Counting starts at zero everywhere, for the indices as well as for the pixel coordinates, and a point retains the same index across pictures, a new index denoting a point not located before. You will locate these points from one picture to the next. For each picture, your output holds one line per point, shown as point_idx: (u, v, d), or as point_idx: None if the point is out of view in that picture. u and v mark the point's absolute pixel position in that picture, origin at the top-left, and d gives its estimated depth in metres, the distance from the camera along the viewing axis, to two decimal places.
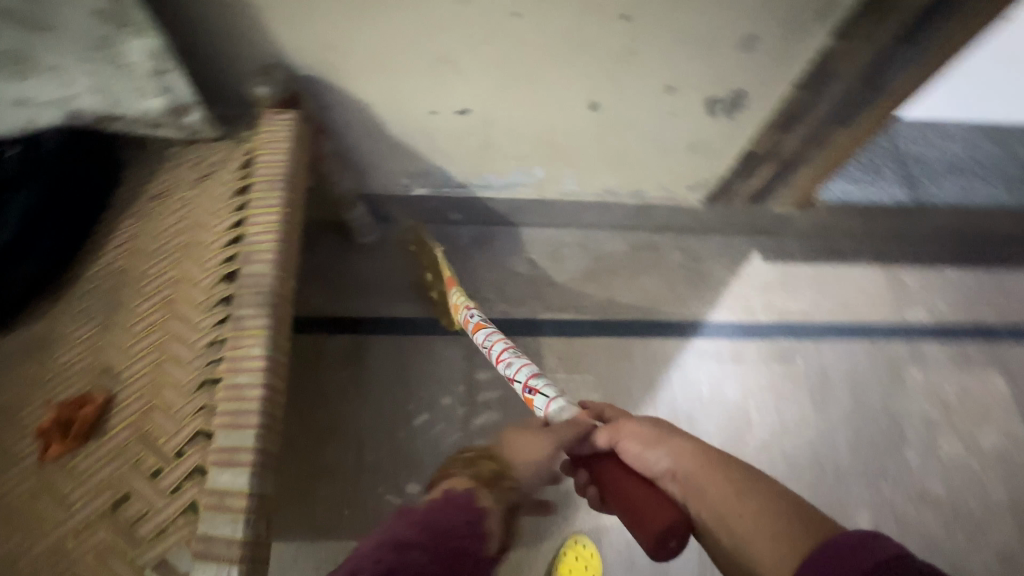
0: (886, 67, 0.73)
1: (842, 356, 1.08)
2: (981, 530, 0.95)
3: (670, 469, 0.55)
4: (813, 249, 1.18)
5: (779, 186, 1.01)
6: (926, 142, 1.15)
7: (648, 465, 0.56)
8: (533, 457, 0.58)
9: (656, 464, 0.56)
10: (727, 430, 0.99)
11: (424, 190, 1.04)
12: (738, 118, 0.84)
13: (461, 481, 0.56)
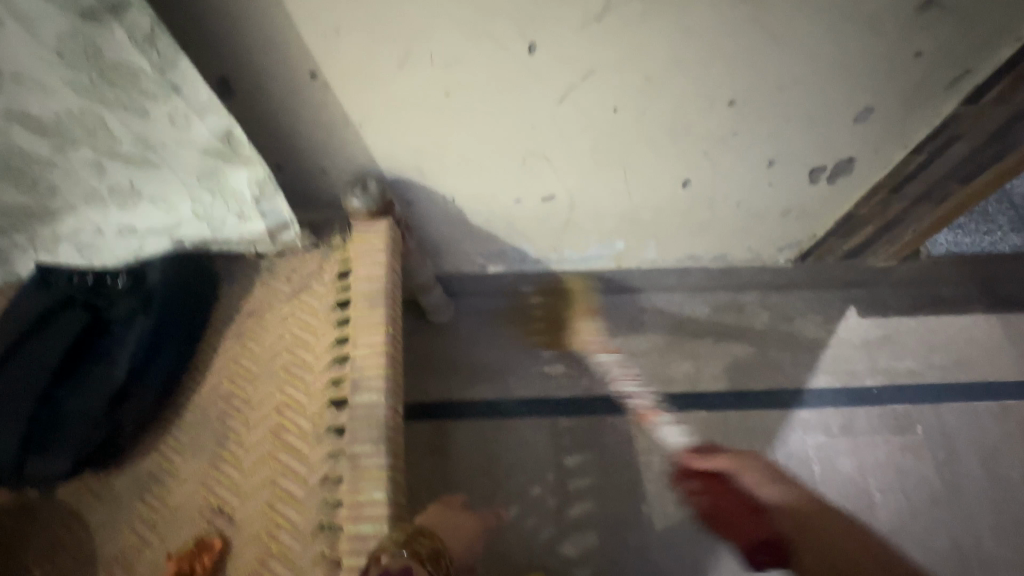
0: (1018, 127, 0.66)
1: (967, 421, 0.97)
2: None
3: (778, 503, 0.75)
4: (915, 300, 1.09)
5: (880, 242, 0.94)
6: None
7: (761, 494, 0.78)
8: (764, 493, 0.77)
9: (769, 496, 0.76)
10: (848, 515, 0.90)
11: (499, 268, 1.02)
12: (843, 184, 0.78)
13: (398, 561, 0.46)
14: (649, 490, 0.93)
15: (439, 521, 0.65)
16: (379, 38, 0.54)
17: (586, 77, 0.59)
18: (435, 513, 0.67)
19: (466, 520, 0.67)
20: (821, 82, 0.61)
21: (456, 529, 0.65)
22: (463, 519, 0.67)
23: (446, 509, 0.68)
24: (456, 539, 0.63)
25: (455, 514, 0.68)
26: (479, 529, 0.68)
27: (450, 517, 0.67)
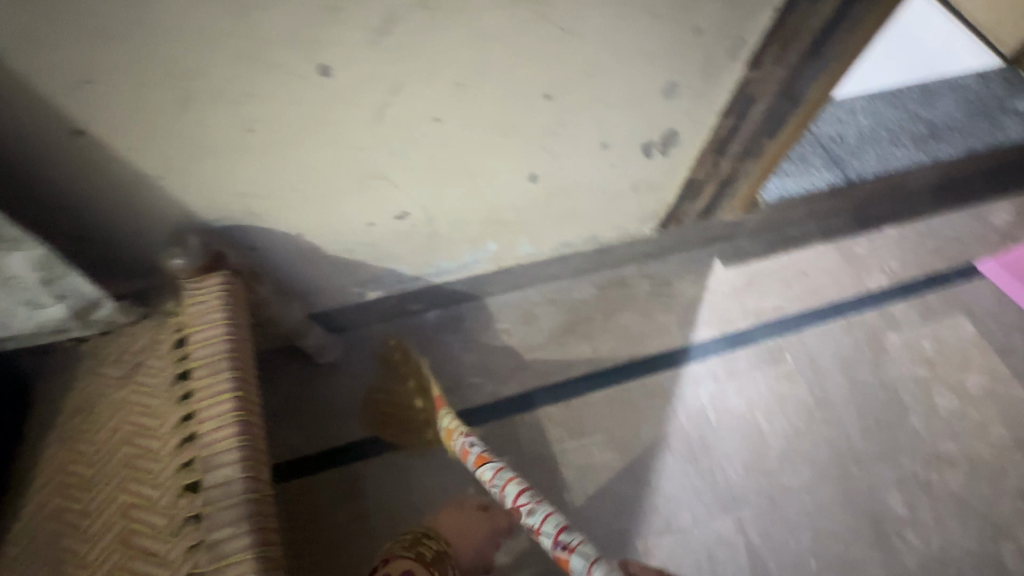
0: (799, 81, 0.74)
1: (825, 341, 1.10)
2: (999, 476, 0.97)
3: None
4: (767, 243, 1.21)
5: (724, 198, 1.02)
6: (838, 119, 1.18)
7: None
8: None
9: None
10: (743, 447, 0.98)
11: (379, 293, 0.98)
12: (675, 154, 0.84)
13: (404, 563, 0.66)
14: (569, 478, 0.94)
15: (453, 521, 0.79)
16: (147, 79, 0.49)
17: (396, 92, 0.57)
18: (449, 514, 0.80)
19: (479, 526, 0.80)
20: (625, 66, 0.64)
21: (463, 534, 0.78)
22: (479, 522, 0.80)
23: (464, 510, 0.81)
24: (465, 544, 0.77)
25: (471, 519, 0.80)
26: (491, 533, 0.80)
27: (464, 519, 0.80)
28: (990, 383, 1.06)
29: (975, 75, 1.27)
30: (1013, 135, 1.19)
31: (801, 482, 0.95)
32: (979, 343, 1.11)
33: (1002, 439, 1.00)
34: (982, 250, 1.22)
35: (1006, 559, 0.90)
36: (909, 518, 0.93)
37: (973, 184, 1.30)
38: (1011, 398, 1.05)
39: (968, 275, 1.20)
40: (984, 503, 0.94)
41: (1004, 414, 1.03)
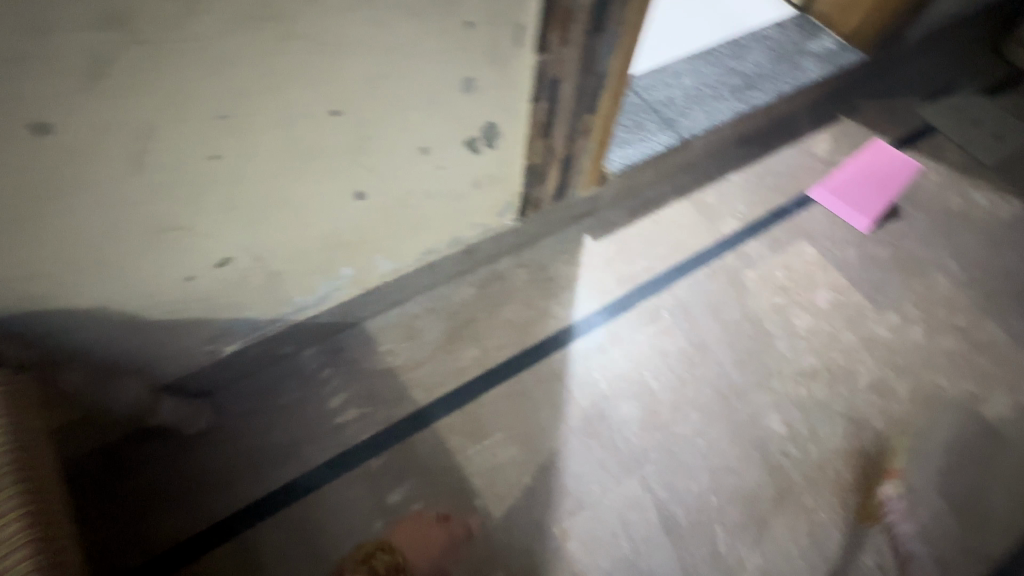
0: (595, 56, 0.77)
1: (693, 291, 1.17)
2: (853, 376, 1.09)
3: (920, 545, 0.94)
4: (628, 210, 1.27)
5: (571, 177, 1.06)
6: (664, 83, 1.25)
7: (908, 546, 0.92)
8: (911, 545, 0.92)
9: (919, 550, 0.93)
10: (636, 408, 1.03)
11: (237, 345, 0.92)
12: (503, 146, 0.85)
13: None
14: (478, 484, 0.94)
15: (409, 534, 0.83)
16: None
17: (149, 137, 0.53)
18: (404, 527, 0.85)
19: (433, 538, 0.84)
20: (407, 70, 0.62)
21: (416, 548, 0.83)
22: (435, 533, 0.84)
23: (420, 525, 0.85)
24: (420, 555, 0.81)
25: (426, 532, 0.85)
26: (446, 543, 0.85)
27: (421, 531, 0.84)
28: (834, 296, 1.19)
29: (774, 26, 1.40)
30: (811, 76, 1.32)
31: (692, 427, 1.01)
32: (821, 263, 1.24)
33: (851, 343, 1.13)
34: (810, 180, 1.37)
35: (870, 448, 1.01)
36: (788, 434, 1.02)
37: (792, 123, 1.45)
38: (853, 304, 1.19)
39: (803, 204, 1.33)
40: (846, 403, 1.06)
41: (849, 320, 1.16)
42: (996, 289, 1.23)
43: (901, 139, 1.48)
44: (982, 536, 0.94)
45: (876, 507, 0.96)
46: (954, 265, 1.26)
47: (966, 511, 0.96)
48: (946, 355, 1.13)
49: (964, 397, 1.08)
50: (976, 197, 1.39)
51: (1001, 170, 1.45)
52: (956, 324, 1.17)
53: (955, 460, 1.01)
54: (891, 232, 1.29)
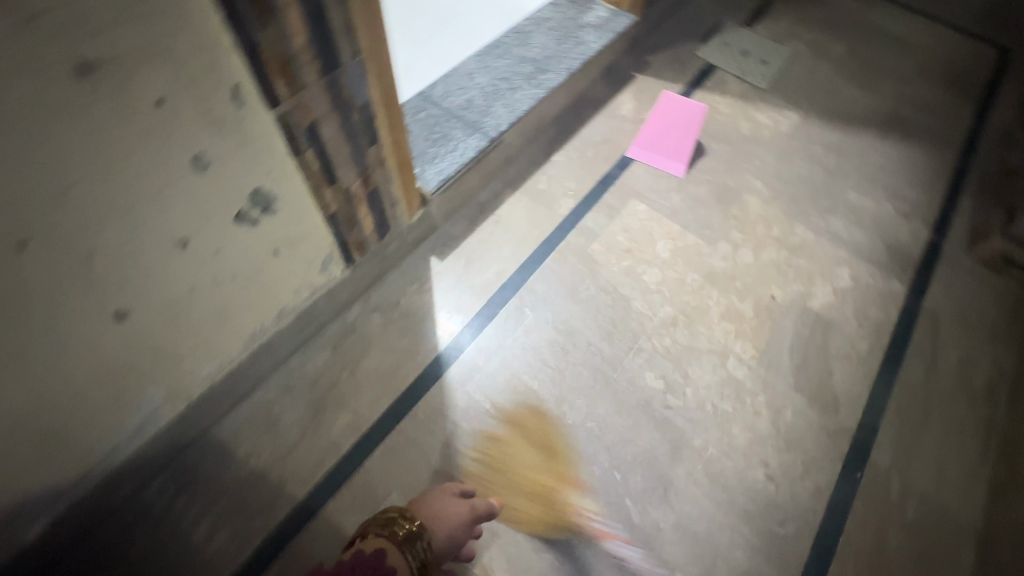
0: (344, 91, 0.72)
1: (548, 280, 1.19)
2: (705, 311, 1.17)
3: None
4: (466, 220, 1.25)
5: (388, 209, 1.00)
6: (459, 87, 1.23)
7: None
8: None
9: None
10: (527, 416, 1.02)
11: (46, 522, 0.77)
12: (286, 208, 0.78)
13: (376, 541, 0.74)
14: None
15: (433, 505, 0.84)
16: None
17: None
18: (431, 495, 0.87)
19: (454, 509, 0.85)
20: (108, 171, 0.53)
21: (441, 518, 0.84)
22: (457, 507, 0.85)
23: (445, 497, 0.87)
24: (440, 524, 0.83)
25: (449, 505, 0.85)
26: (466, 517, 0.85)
27: (443, 504, 0.85)
28: (672, 243, 1.27)
29: (550, 7, 1.43)
30: (595, 46, 1.37)
31: (581, 412, 1.03)
32: (653, 215, 1.32)
33: (696, 281, 1.22)
34: (625, 141, 1.44)
35: (735, 371, 1.10)
36: (666, 386, 1.07)
37: (594, 93, 1.53)
38: (689, 245, 1.27)
39: (624, 164, 1.40)
40: (706, 338, 1.14)
41: (689, 261, 1.25)
42: (796, 194, 1.40)
43: (689, 83, 1.62)
44: (839, 415, 1.06)
45: (753, 424, 1.04)
46: (759, 184, 1.40)
47: (822, 398, 1.08)
48: (773, 266, 1.26)
49: (795, 298, 1.21)
50: (761, 117, 1.55)
51: (774, 89, 1.64)
52: (774, 235, 1.31)
53: (802, 356, 1.13)
54: (703, 170, 1.41)
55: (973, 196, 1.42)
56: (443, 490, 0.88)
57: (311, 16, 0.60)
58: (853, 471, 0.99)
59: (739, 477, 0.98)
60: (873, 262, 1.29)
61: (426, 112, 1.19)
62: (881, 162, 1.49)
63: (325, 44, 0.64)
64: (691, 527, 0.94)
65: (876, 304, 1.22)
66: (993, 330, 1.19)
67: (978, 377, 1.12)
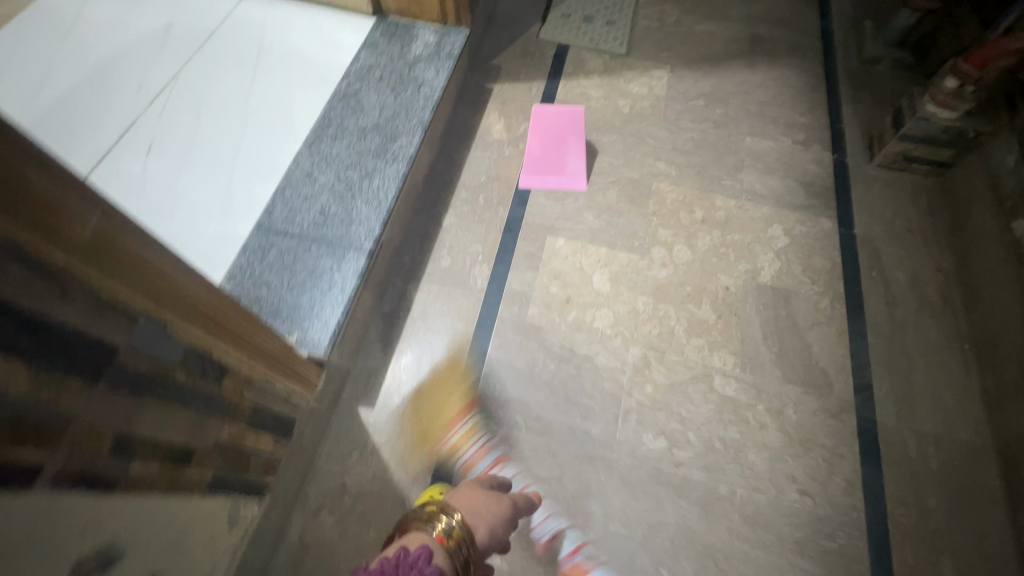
0: (148, 372, 0.49)
1: (500, 375, 1.02)
2: (671, 334, 1.07)
3: None
4: (379, 345, 1.04)
5: (281, 409, 0.77)
6: (304, 198, 0.98)
7: None
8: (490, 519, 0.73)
9: None
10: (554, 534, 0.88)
11: None
12: (137, 528, 0.52)
13: (421, 537, 0.63)
14: None
15: (470, 501, 0.75)
16: None
17: None
18: (468, 488, 0.78)
19: (495, 502, 0.76)
20: None
21: (480, 511, 0.73)
22: (497, 504, 0.76)
23: (480, 491, 0.78)
24: (480, 522, 0.72)
25: (486, 498, 0.76)
26: (506, 512, 0.76)
27: (479, 500, 0.75)
28: (607, 270, 1.14)
29: (367, 50, 1.18)
30: (439, 83, 1.15)
31: (599, 517, 0.90)
32: (576, 247, 1.17)
33: (648, 303, 1.10)
34: (511, 170, 1.27)
35: (726, 390, 1.01)
36: (668, 442, 0.96)
37: (456, 129, 1.32)
38: (625, 265, 1.15)
39: (522, 198, 1.23)
40: (683, 366, 1.03)
41: (633, 284, 1.13)
42: (700, 161, 1.31)
43: (549, 75, 1.45)
44: (834, 389, 1.02)
45: (764, 440, 0.97)
46: (663, 165, 1.30)
47: (813, 379, 1.03)
48: (712, 253, 1.17)
49: (745, 280, 1.14)
50: (635, 88, 1.44)
51: (633, 51, 1.52)
52: (699, 218, 1.22)
53: (778, 342, 1.06)
54: (603, 172, 1.28)
55: (850, 100, 1.42)
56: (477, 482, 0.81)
57: (26, 340, 0.36)
58: (869, 446, 0.96)
59: (776, 507, 0.91)
60: (797, 207, 1.24)
61: (277, 246, 0.93)
62: (761, 94, 1.44)
63: (75, 349, 0.40)
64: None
65: (817, 252, 1.18)
66: (921, 234, 1.20)
67: (929, 290, 1.13)
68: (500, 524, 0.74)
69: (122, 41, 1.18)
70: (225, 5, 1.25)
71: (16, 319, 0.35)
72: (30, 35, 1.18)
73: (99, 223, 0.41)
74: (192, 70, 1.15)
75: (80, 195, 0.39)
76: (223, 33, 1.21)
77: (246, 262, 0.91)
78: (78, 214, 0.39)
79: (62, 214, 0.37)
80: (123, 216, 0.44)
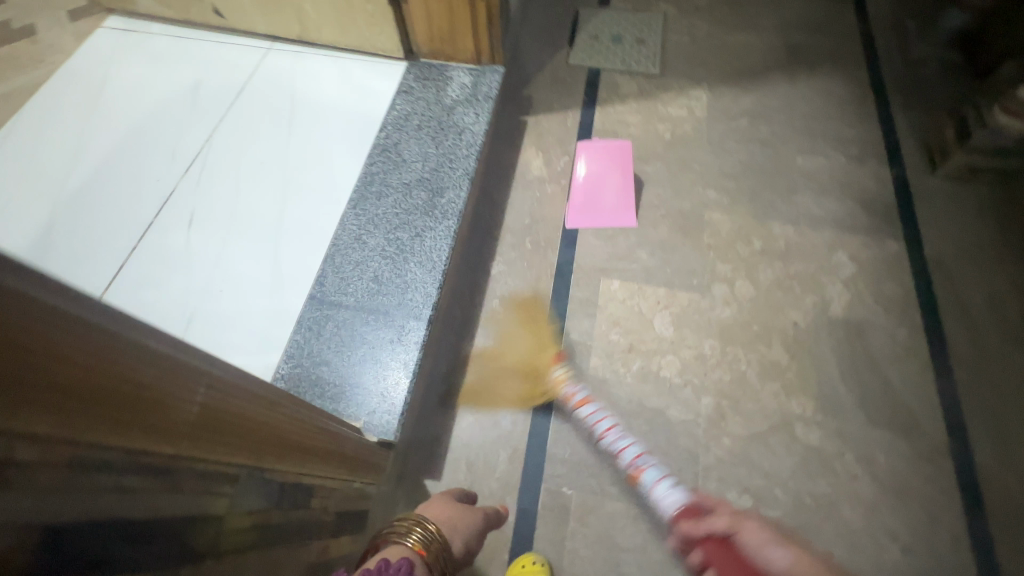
0: (249, 524, 0.45)
1: (567, 435, 0.97)
2: (742, 379, 1.01)
3: None
4: (438, 410, 1.00)
5: (356, 504, 0.73)
6: (354, 264, 0.94)
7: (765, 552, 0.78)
8: (461, 530, 0.69)
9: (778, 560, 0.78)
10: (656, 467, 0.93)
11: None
12: None
13: (398, 550, 0.57)
14: None
15: (439, 514, 0.69)
16: None
17: None
18: (440, 501, 0.73)
19: (469, 514, 0.72)
20: None
21: (455, 523, 0.69)
22: (467, 515, 0.72)
23: (453, 503, 0.74)
24: (453, 533, 0.67)
25: (460, 511, 0.72)
26: (479, 525, 0.73)
27: (450, 513, 0.71)
28: (667, 312, 1.09)
29: (402, 97, 1.13)
30: (480, 127, 1.10)
31: None
32: (631, 288, 1.12)
33: (714, 346, 1.05)
34: (555, 209, 1.22)
35: (809, 438, 0.96)
36: (753, 500, 0.91)
37: (493, 168, 1.28)
38: (684, 305, 1.10)
39: (570, 239, 1.18)
40: (760, 414, 0.98)
41: (696, 325, 1.07)
42: (751, 186, 1.25)
43: (584, 102, 1.40)
44: (925, 431, 0.96)
45: (857, 493, 0.91)
46: (712, 193, 1.24)
47: (900, 421, 0.97)
48: (775, 286, 1.11)
49: (814, 314, 1.08)
50: (673, 111, 1.38)
51: (667, 70, 1.46)
52: (757, 248, 1.16)
53: (858, 381, 1.01)
54: (651, 205, 1.22)
55: (902, 108, 1.35)
56: (445, 495, 0.76)
57: (140, 550, 0.32)
58: (969, 493, 0.90)
59: (878, 566, 0.86)
60: (860, 230, 1.18)
61: (332, 319, 0.89)
62: (807, 108, 1.37)
63: (186, 536, 0.36)
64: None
65: (887, 278, 1.12)
66: (997, 252, 1.13)
67: (1013, 313, 1.06)
68: (473, 536, 0.70)
69: (150, 105, 1.15)
70: (252, 57, 1.21)
71: (127, 533, 0.31)
72: (59, 105, 1.15)
73: (204, 396, 0.36)
74: (226, 130, 1.11)
75: (187, 373, 0.35)
76: (252, 88, 1.17)
77: (302, 338, 0.87)
78: (185, 396, 0.34)
79: (169, 404, 0.33)
80: (221, 374, 0.40)
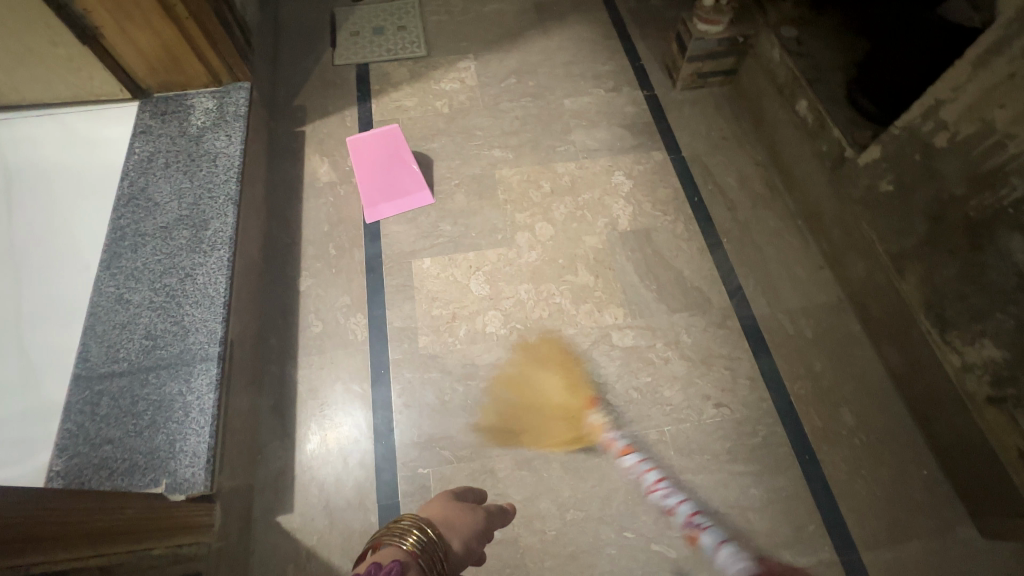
0: None
1: (413, 420, 0.98)
2: (560, 310, 1.09)
3: None
4: (274, 443, 0.95)
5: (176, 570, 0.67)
6: (118, 326, 0.85)
7: None
8: (467, 529, 0.63)
9: None
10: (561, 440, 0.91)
11: None
12: None
13: (387, 554, 0.51)
14: None
15: (440, 511, 0.63)
16: None
17: None
18: (439, 501, 0.68)
19: (468, 513, 0.66)
20: None
21: (454, 522, 0.63)
22: (472, 515, 0.65)
23: (454, 502, 0.68)
24: (452, 532, 0.61)
25: (462, 509, 0.66)
26: (481, 524, 0.66)
27: (453, 512, 0.65)
28: (483, 272, 1.13)
29: (140, 139, 1.04)
30: (235, 147, 1.05)
31: (555, 512, 0.91)
32: (443, 261, 1.14)
33: (529, 289, 1.11)
34: (352, 209, 1.20)
35: (625, 342, 1.05)
36: (592, 412, 0.98)
37: (278, 187, 1.23)
38: (496, 260, 1.15)
39: (374, 232, 1.17)
40: (581, 336, 1.06)
41: (511, 276, 1.12)
42: (531, 136, 1.33)
43: (359, 99, 1.39)
44: (712, 301, 1.10)
45: (672, 372, 1.02)
46: (498, 152, 1.30)
47: (693, 301, 1.10)
48: (570, 219, 1.20)
49: (608, 233, 1.18)
50: (447, 87, 1.42)
51: (433, 50, 1.49)
52: (548, 191, 1.24)
53: (653, 279, 1.12)
54: (445, 179, 1.25)
55: (640, 37, 1.52)
56: (454, 493, 0.70)
57: None
58: (757, 340, 1.06)
59: (701, 428, 0.98)
60: (629, 150, 1.31)
61: (105, 391, 0.80)
62: (565, 56, 1.49)
63: None
64: (715, 523, 0.90)
65: (659, 184, 1.26)
66: (735, 138, 1.32)
67: (756, 183, 1.25)
68: (474, 537, 0.63)
69: None
70: None
71: None
72: None
73: None
74: None
75: None
76: None
77: (74, 425, 0.78)
78: None
79: None
80: None
